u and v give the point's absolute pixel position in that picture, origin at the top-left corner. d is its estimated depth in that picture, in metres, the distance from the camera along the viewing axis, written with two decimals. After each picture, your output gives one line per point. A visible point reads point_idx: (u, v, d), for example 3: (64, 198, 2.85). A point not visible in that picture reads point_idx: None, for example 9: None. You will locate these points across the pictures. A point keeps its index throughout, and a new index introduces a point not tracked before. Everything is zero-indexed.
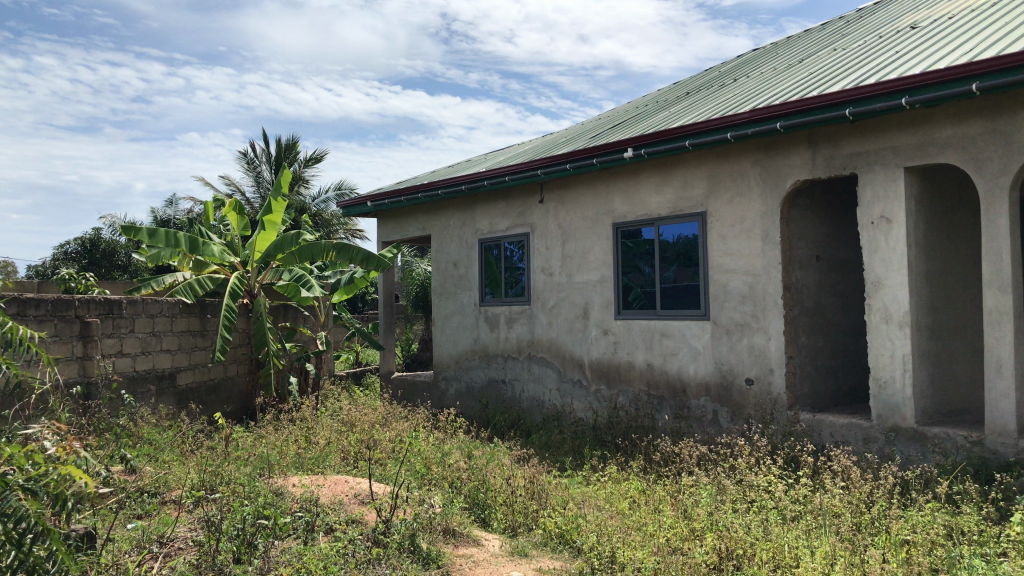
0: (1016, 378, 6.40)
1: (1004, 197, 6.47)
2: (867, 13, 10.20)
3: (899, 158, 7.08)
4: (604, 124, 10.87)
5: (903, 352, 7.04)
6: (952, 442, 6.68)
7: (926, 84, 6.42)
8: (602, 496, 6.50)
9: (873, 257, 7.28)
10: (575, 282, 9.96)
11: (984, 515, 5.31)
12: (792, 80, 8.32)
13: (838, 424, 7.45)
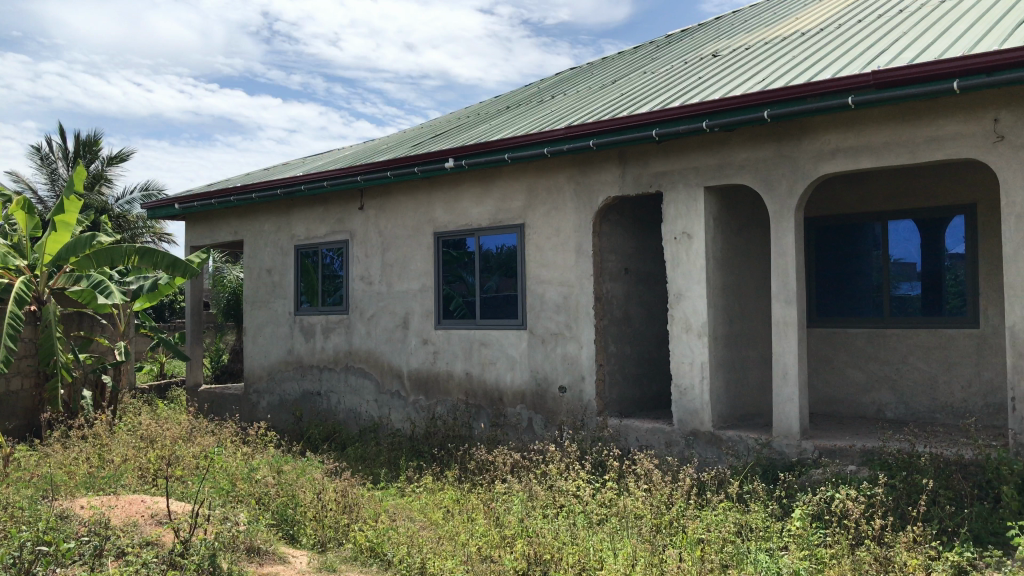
0: (800, 383, 6.95)
1: (790, 217, 7.02)
2: (675, 40, 10.80)
3: (700, 177, 7.52)
4: (425, 133, 10.87)
5: (702, 360, 7.47)
6: (744, 444, 7.16)
7: (724, 109, 6.87)
8: (414, 507, 6.47)
9: (676, 270, 7.69)
10: (393, 291, 9.88)
11: (770, 512, 5.72)
12: (605, 100, 8.66)
13: (642, 429, 7.80)
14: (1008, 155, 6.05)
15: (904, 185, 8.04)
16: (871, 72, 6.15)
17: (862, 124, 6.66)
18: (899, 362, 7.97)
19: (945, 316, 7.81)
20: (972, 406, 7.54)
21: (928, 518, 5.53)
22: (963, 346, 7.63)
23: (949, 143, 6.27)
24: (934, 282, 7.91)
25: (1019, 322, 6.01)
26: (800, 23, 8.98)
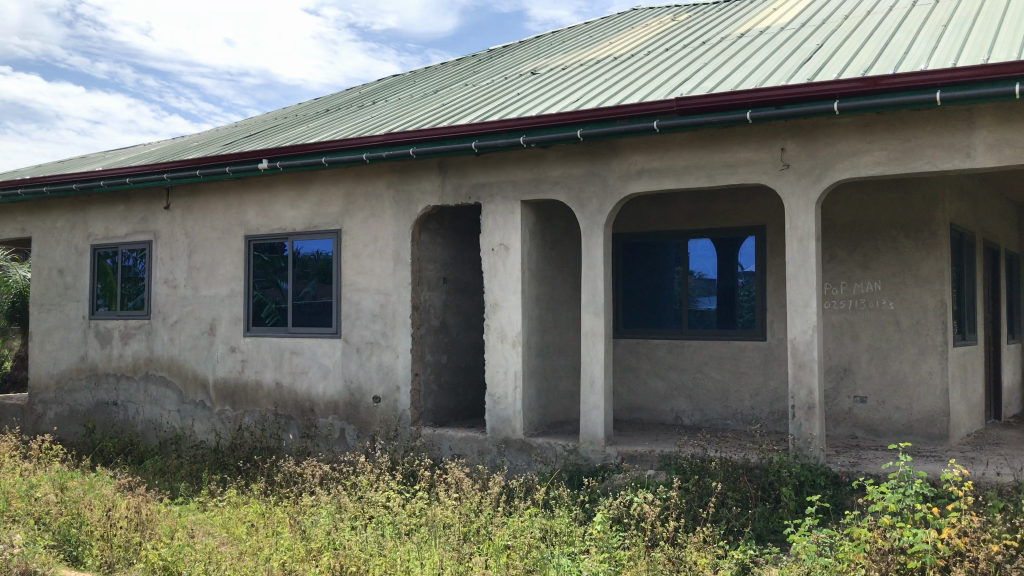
0: (605, 392, 7.24)
1: (600, 232, 7.31)
2: (496, 55, 11.01)
3: (517, 191, 7.69)
4: (239, 132, 10.47)
5: (515, 369, 7.63)
6: (552, 451, 7.37)
7: (540, 126, 7.05)
8: (215, 523, 6.18)
9: (492, 281, 7.80)
10: (200, 296, 9.43)
11: (574, 517, 5.90)
12: (425, 109, 8.68)
13: (456, 438, 7.86)
14: (793, 183, 6.59)
15: (703, 207, 8.57)
16: (675, 98, 6.52)
17: (667, 147, 7.04)
18: (696, 372, 8.47)
19: (737, 329, 8.38)
20: (758, 412, 8.15)
21: (717, 518, 5.91)
22: (752, 357, 8.23)
23: (744, 168, 6.76)
24: (728, 298, 8.46)
25: (798, 336, 6.55)
26: (614, 47, 9.38)
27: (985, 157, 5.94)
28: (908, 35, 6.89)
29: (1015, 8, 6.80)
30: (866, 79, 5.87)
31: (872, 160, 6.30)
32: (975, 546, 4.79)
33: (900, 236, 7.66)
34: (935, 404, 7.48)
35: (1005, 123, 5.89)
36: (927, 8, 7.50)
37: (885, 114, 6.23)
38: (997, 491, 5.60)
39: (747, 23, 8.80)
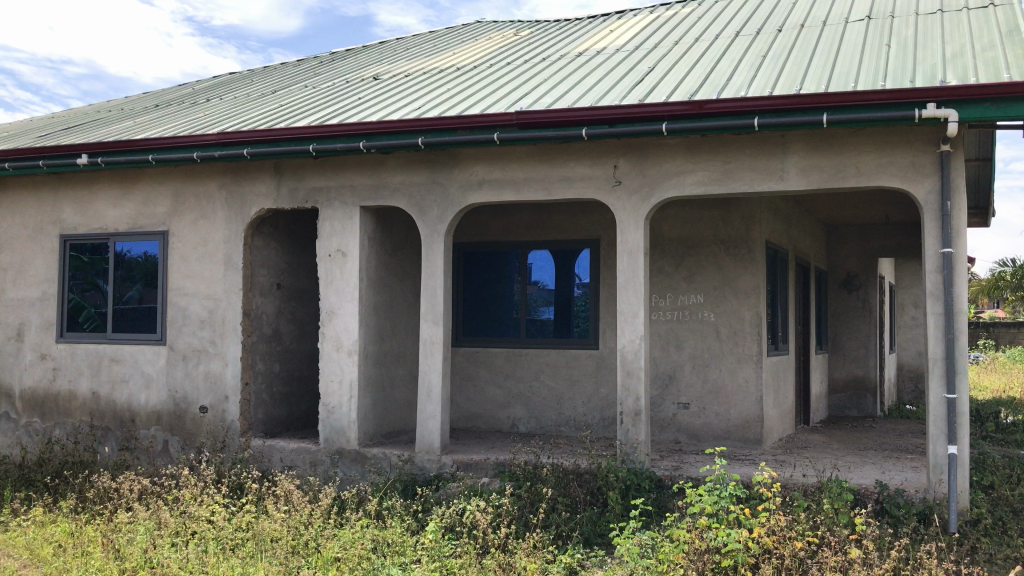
0: (442, 401, 7.24)
1: (440, 241, 7.32)
2: (339, 58, 10.85)
3: (355, 197, 7.58)
4: (57, 124, 9.79)
5: (350, 378, 7.50)
6: (387, 461, 7.31)
7: (380, 132, 6.99)
8: (16, 545, 5.70)
9: (328, 288, 7.65)
10: (7, 299, 8.73)
11: (406, 527, 5.86)
12: (262, 109, 8.41)
13: (287, 449, 7.65)
14: (625, 198, 6.85)
15: (541, 218, 8.76)
16: (514, 111, 6.64)
17: (506, 159, 7.15)
18: (532, 380, 8.63)
19: (572, 338, 8.60)
20: (590, 419, 8.41)
21: (547, 524, 6.04)
22: (585, 365, 8.47)
23: (579, 183, 6.96)
24: (564, 308, 8.67)
25: (627, 345, 6.80)
26: (457, 57, 9.45)
27: (797, 180, 6.39)
28: (731, 63, 7.32)
29: (824, 45, 7.37)
30: (693, 102, 6.18)
31: (697, 179, 6.64)
32: (781, 544, 5.13)
33: (722, 252, 8.11)
34: (750, 411, 7.96)
35: (814, 150, 6.36)
36: (748, 39, 8.01)
37: (709, 137, 6.59)
38: (801, 492, 6.02)
39: (585, 42, 9.09)
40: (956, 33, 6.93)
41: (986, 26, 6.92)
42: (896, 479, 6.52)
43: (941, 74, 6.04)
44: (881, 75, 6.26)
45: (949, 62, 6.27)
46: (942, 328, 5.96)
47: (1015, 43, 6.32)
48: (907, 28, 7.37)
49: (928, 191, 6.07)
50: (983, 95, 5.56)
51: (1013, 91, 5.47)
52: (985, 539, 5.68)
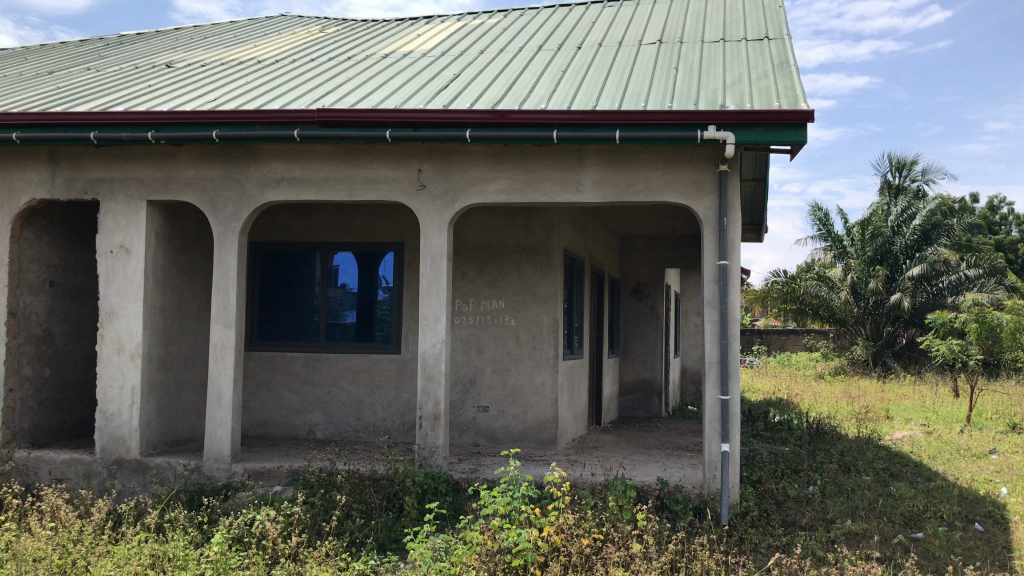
0: (233, 407, 6.93)
1: (234, 239, 7.01)
2: (129, 41, 10.18)
3: (142, 189, 7.12)
4: None
5: (132, 384, 7.02)
6: (172, 471, 6.92)
7: (171, 122, 6.61)
8: None
9: (108, 287, 7.13)
10: None
11: (189, 540, 5.55)
12: (36, 91, 7.72)
13: (58, 461, 7.07)
14: (427, 203, 6.86)
15: (343, 220, 8.61)
16: (315, 109, 6.48)
17: (306, 157, 6.97)
18: (330, 385, 8.45)
19: (374, 343, 8.49)
20: (389, 424, 8.35)
21: (341, 531, 5.92)
22: (385, 370, 8.39)
23: (381, 185, 6.91)
24: (366, 312, 8.55)
25: (428, 349, 6.81)
26: (257, 50, 9.11)
27: (591, 192, 6.67)
28: (533, 75, 7.53)
29: (619, 64, 7.75)
30: (495, 111, 6.30)
31: (498, 187, 6.77)
32: (569, 541, 5.33)
33: (522, 259, 8.31)
34: (545, 413, 8.20)
35: (607, 164, 6.66)
36: (550, 54, 8.28)
37: (510, 146, 6.74)
38: (589, 490, 6.27)
39: (391, 44, 9.04)
40: (735, 62, 7.50)
41: (761, 57, 7.53)
42: (675, 476, 6.94)
43: (721, 99, 6.50)
44: (669, 96, 6.66)
45: (729, 88, 6.77)
46: (717, 334, 6.41)
47: (784, 74, 6.93)
48: (693, 54, 7.89)
49: (707, 207, 6.51)
50: (756, 121, 6.05)
51: (782, 118, 5.99)
52: (752, 529, 6.15)
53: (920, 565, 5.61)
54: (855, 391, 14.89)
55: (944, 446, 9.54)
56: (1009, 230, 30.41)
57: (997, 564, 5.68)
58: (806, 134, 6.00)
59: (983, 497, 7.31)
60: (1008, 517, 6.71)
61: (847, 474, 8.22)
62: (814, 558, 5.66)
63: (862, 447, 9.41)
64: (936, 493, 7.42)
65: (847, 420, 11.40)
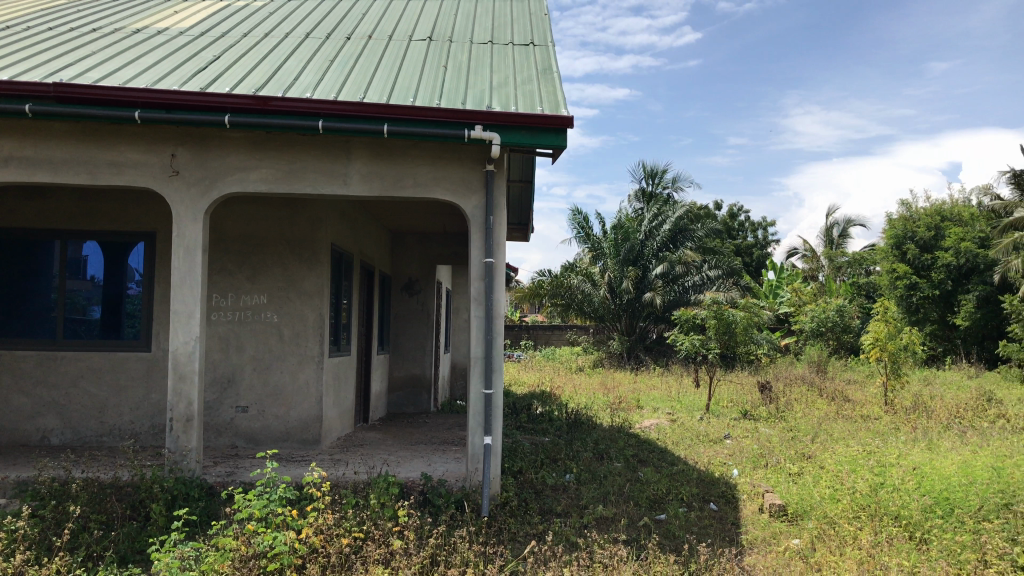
0: None
1: None
2: None
3: None
4: None
5: None
6: None
7: None
8: None
9: None
10: None
11: None
12: None
13: None
14: (181, 190, 6.44)
15: (86, 206, 7.90)
16: (51, 82, 5.87)
17: (40, 135, 6.32)
18: (69, 387, 7.71)
19: (121, 340, 7.87)
20: (137, 427, 7.78)
21: (75, 545, 5.40)
22: (134, 370, 7.79)
23: (128, 170, 6.40)
24: (114, 306, 7.91)
25: (180, 347, 6.38)
26: None
27: (358, 185, 6.56)
28: (298, 63, 7.28)
29: (388, 58, 7.68)
30: (256, 97, 6.02)
31: (260, 176, 6.49)
32: (327, 542, 5.22)
33: (285, 252, 8.02)
34: (308, 412, 8.00)
35: (374, 157, 6.58)
36: (318, 42, 8.04)
37: (273, 134, 6.48)
38: (350, 489, 6.17)
39: (144, 19, 8.40)
40: (502, 64, 7.67)
41: (526, 62, 7.76)
42: (438, 471, 7.00)
43: (487, 100, 6.63)
44: (436, 94, 6.69)
45: (495, 90, 6.91)
46: (482, 331, 6.54)
47: (547, 80, 7.18)
48: (462, 53, 7.98)
49: (474, 206, 6.62)
50: (521, 124, 6.23)
51: (544, 123, 6.22)
52: (510, 519, 6.32)
53: (660, 543, 6.03)
54: (611, 383, 15.80)
55: (686, 432, 10.35)
56: (745, 235, 33.55)
57: (726, 539, 6.22)
58: (566, 139, 6.26)
59: (717, 478, 8.01)
60: (737, 495, 7.38)
61: (600, 461, 8.70)
62: (565, 543, 5.91)
63: (615, 435, 9.99)
64: (678, 476, 8.03)
65: (603, 411, 12.07)
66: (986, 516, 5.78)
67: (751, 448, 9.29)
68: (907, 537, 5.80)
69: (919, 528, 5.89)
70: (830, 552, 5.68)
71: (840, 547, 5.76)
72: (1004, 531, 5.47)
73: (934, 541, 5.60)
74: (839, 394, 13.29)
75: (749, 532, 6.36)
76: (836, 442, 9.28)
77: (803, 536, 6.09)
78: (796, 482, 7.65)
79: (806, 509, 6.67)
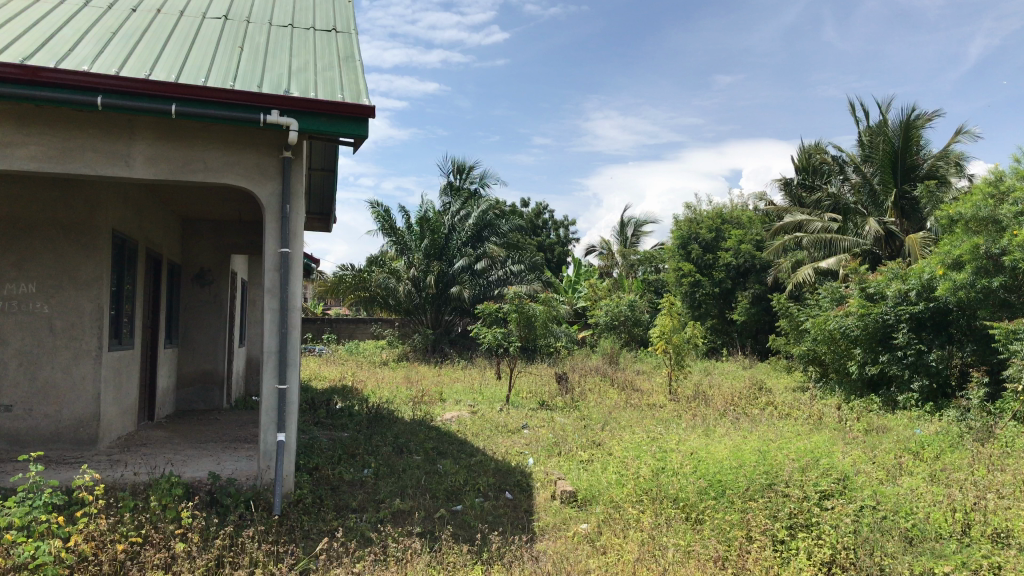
0: None
1: None
2: None
3: None
4: None
5: None
6: None
7: None
8: None
9: None
10: None
11: None
12: None
13: None
14: None
15: None
16: None
17: None
18: None
19: None
20: None
21: None
22: None
23: None
24: None
25: None
26: None
27: (143, 168, 6.13)
28: (75, 33, 6.70)
29: (178, 35, 7.23)
30: (25, 66, 5.47)
31: (29, 154, 5.90)
32: (99, 549, 4.86)
33: (59, 237, 7.38)
34: (84, 410, 7.44)
35: (161, 139, 6.18)
36: (99, 12, 7.44)
37: (45, 109, 5.93)
38: (128, 492, 5.78)
39: None
40: (302, 49, 7.43)
41: (328, 48, 7.57)
42: (227, 470, 6.70)
43: (285, 84, 6.42)
44: (231, 75, 6.38)
45: (294, 74, 6.70)
46: (277, 323, 6.31)
47: (349, 68, 7.04)
48: (260, 35, 7.65)
49: (270, 193, 6.39)
50: (321, 110, 6.08)
51: (345, 111, 6.10)
52: (304, 516, 6.14)
53: (455, 535, 6.10)
54: (414, 376, 15.79)
55: (485, 424, 10.52)
56: (548, 232, 34.60)
57: (519, 527, 6.38)
58: (367, 128, 6.17)
59: (513, 468, 8.21)
60: (532, 484, 7.59)
61: (400, 454, 8.66)
62: (360, 538, 5.84)
63: (415, 429, 9.99)
64: (476, 467, 8.14)
65: (405, 404, 12.04)
66: (752, 495, 6.25)
67: (547, 438, 9.58)
68: (684, 518, 6.19)
69: (695, 509, 6.31)
70: (615, 535, 5.97)
71: (624, 530, 6.07)
72: (767, 508, 5.95)
73: (708, 521, 6.00)
74: (629, 384, 14.01)
75: (541, 519, 6.56)
76: (624, 430, 9.77)
77: (591, 521, 6.37)
78: (587, 469, 7.98)
79: (595, 494, 6.98)
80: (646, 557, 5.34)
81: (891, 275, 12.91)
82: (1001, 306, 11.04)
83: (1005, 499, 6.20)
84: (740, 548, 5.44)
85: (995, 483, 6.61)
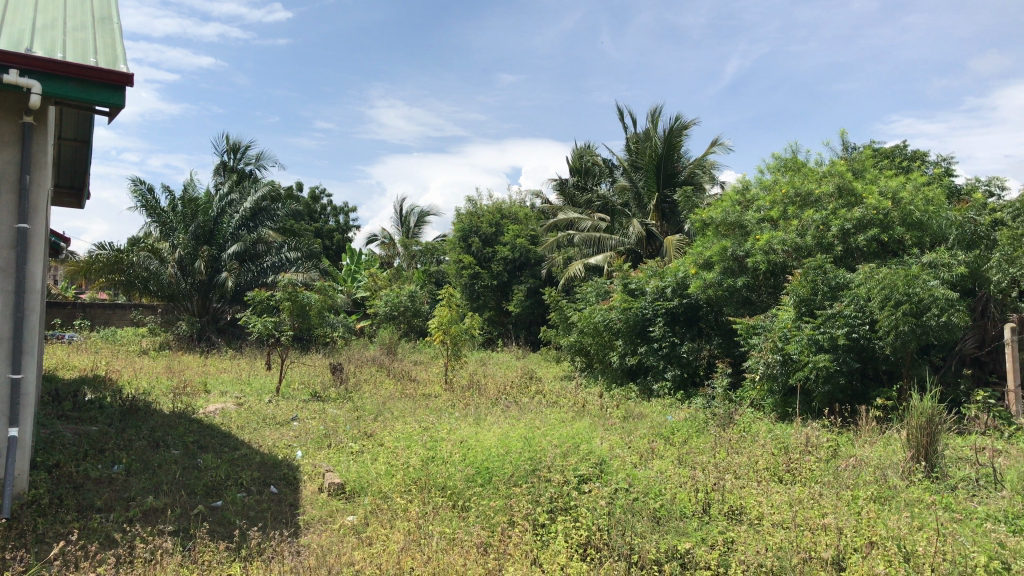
0: None
1: None
2: None
3: None
4: None
5: None
6: None
7: None
8: None
9: None
10: None
11: None
12: None
13: None
14: None
15: None
16: None
17: None
18: None
19: None
20: None
21: None
22: None
23: None
24: None
25: None
26: None
27: None
28: None
29: None
30: None
31: None
32: None
33: None
34: None
35: None
36: None
37: None
38: None
39: None
40: (48, 5, 6.71)
41: (80, 6, 6.90)
42: None
43: (27, 42, 5.76)
44: None
45: (38, 32, 6.03)
46: (10, 306, 5.67)
47: (105, 31, 6.47)
48: None
49: (6, 160, 5.73)
50: (69, 74, 5.52)
51: (97, 77, 5.58)
52: (38, 518, 5.59)
53: (211, 531, 5.80)
54: (177, 366, 14.85)
55: (252, 416, 10.10)
56: (327, 219, 33.90)
57: (281, 521, 6.18)
58: (123, 97, 5.68)
59: (280, 460, 7.94)
60: (299, 477, 7.37)
61: (155, 449, 8.10)
62: (103, 540, 5.39)
63: (174, 422, 9.39)
64: (239, 461, 7.78)
65: (164, 396, 11.32)
66: (517, 482, 6.45)
67: (317, 429, 9.36)
68: (450, 505, 6.27)
69: (461, 497, 6.41)
70: (381, 526, 5.94)
71: (391, 520, 6.03)
72: (529, 494, 6.16)
73: (473, 508, 6.11)
74: (405, 374, 14.02)
75: (306, 513, 6.38)
76: (396, 420, 9.73)
77: (358, 512, 6.29)
78: (356, 460, 7.88)
79: (363, 486, 6.90)
80: (410, 546, 5.33)
81: (651, 272, 13.88)
82: (743, 303, 12.16)
83: (740, 479, 6.80)
84: (502, 533, 5.57)
85: (733, 464, 7.24)
